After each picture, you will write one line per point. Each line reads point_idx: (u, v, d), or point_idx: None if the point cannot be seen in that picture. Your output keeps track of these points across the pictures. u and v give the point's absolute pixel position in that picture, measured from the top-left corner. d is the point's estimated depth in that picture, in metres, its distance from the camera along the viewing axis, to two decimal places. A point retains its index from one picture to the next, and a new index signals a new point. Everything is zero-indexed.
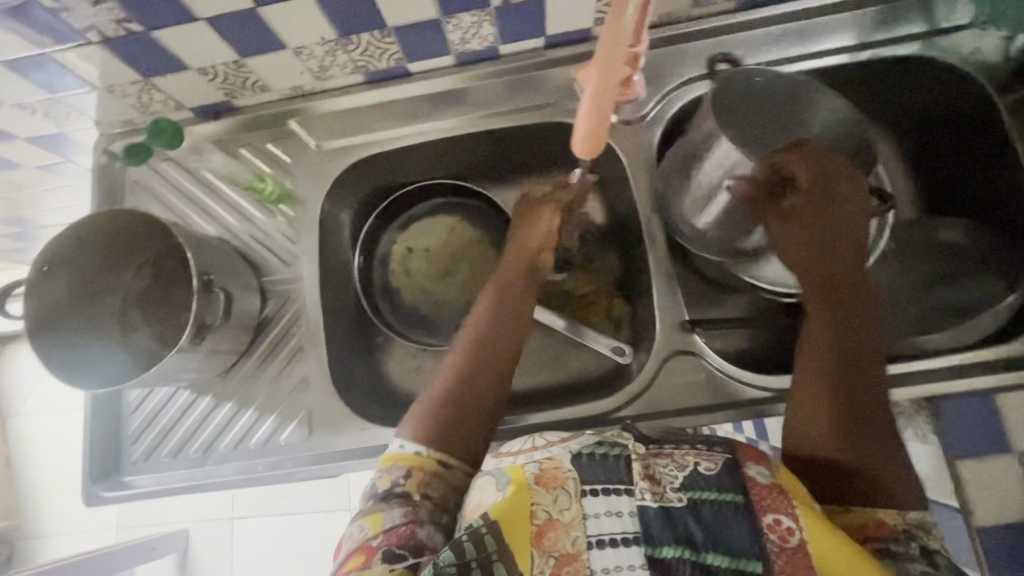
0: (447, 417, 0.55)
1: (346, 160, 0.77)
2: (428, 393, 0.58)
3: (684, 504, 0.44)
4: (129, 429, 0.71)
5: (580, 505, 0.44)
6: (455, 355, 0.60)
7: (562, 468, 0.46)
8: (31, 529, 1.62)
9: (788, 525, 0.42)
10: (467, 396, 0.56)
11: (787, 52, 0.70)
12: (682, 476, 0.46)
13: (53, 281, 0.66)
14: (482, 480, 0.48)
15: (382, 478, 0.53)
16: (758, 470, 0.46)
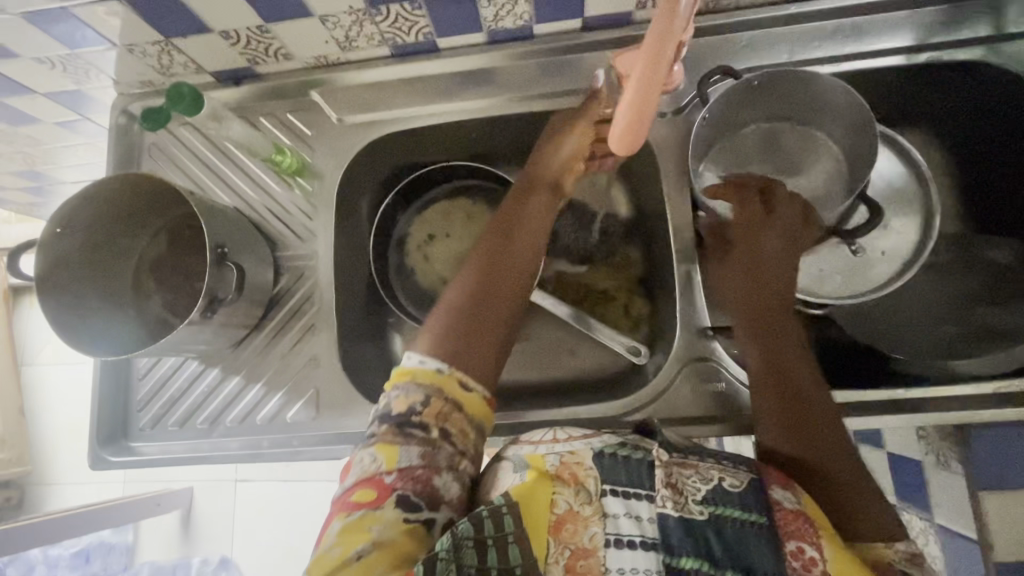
0: (468, 335, 0.51)
1: (367, 136, 0.74)
2: (446, 313, 0.53)
3: (706, 517, 0.42)
4: (138, 395, 0.71)
5: (601, 503, 0.42)
6: (467, 274, 0.57)
7: (584, 464, 0.44)
8: (43, 476, 1.66)
9: (812, 556, 0.41)
10: (483, 311, 0.53)
11: (838, 49, 0.66)
12: (705, 489, 0.44)
13: (66, 243, 0.65)
14: (503, 466, 0.47)
15: (398, 399, 0.47)
16: (782, 494, 0.44)
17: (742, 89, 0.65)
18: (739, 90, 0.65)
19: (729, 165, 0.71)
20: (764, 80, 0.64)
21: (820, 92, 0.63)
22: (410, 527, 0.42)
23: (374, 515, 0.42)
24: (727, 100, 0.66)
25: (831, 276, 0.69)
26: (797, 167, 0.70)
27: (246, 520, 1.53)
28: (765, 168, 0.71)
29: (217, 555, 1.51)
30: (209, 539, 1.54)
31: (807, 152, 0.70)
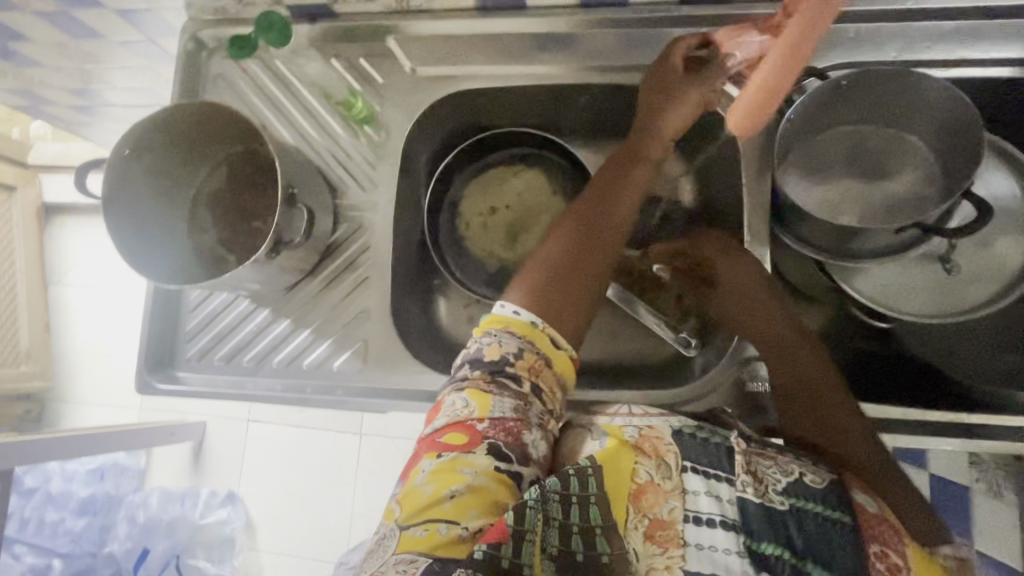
0: (558, 294, 0.51)
1: (437, 91, 0.71)
2: (540, 263, 0.53)
3: (787, 507, 0.43)
4: (187, 326, 0.72)
5: (681, 478, 0.44)
6: (560, 235, 0.55)
7: (663, 439, 0.46)
8: (59, 394, 1.68)
9: (896, 561, 0.41)
10: (575, 270, 0.53)
11: (953, 53, 0.62)
12: (786, 481, 0.44)
13: (135, 165, 0.65)
14: (577, 433, 0.49)
15: (490, 346, 0.48)
16: (864, 496, 0.45)
17: (827, 91, 0.61)
18: (824, 91, 0.61)
19: (809, 168, 0.66)
20: (852, 80, 0.60)
21: (918, 93, 0.59)
22: (501, 477, 0.43)
23: (467, 459, 0.43)
24: (809, 103, 0.62)
25: (913, 291, 0.65)
26: (885, 173, 0.65)
27: (254, 460, 1.55)
28: (849, 174, 0.65)
29: (225, 490, 1.55)
30: (218, 474, 1.57)
31: (895, 157, 0.65)
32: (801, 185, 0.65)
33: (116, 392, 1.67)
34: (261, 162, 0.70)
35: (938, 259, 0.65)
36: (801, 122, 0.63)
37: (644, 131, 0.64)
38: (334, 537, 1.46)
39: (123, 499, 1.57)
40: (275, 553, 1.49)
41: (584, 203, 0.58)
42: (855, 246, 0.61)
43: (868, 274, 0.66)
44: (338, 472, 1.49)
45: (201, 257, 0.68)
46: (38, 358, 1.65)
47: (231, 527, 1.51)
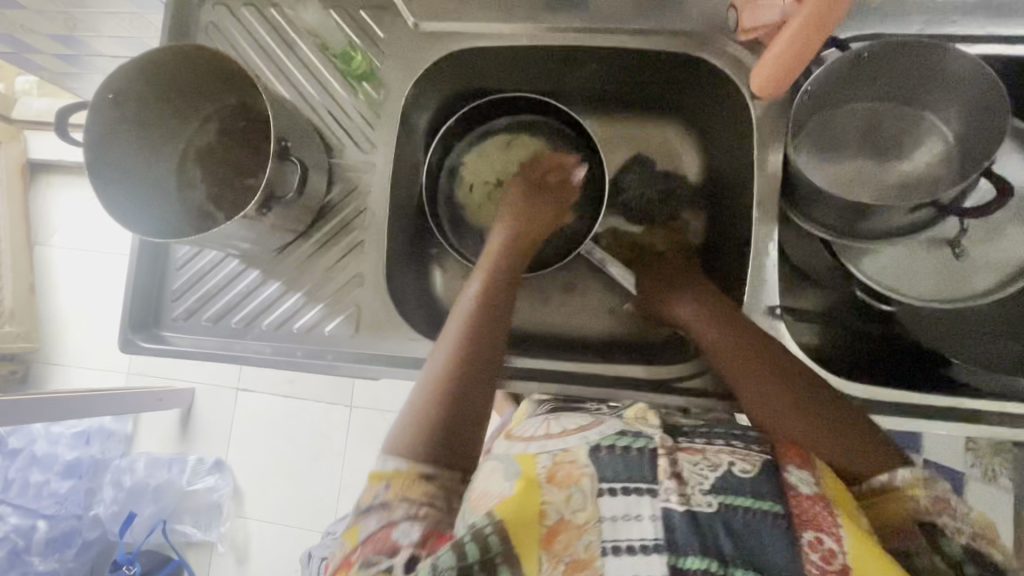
0: (438, 426, 0.50)
1: (442, 47, 0.68)
2: (403, 434, 0.50)
3: (716, 507, 0.44)
4: (174, 285, 0.69)
5: (595, 507, 0.43)
6: (447, 341, 0.56)
7: (577, 463, 0.46)
8: (45, 357, 1.65)
9: (830, 547, 0.41)
10: (454, 409, 0.51)
11: (976, 29, 0.60)
12: (713, 478, 0.46)
13: (118, 112, 0.61)
14: (489, 468, 0.47)
15: (364, 495, 0.46)
16: (799, 476, 0.46)
17: (847, 64, 0.58)
18: (844, 64, 0.58)
19: (823, 146, 0.64)
20: (873, 51, 0.57)
21: (940, 69, 0.57)
22: None
23: None
24: (828, 77, 0.59)
25: (922, 275, 0.64)
26: (900, 153, 0.63)
27: (243, 429, 1.54)
28: (864, 152, 0.64)
29: (212, 457, 1.54)
30: (206, 441, 1.56)
31: (912, 136, 0.63)
32: (812, 162, 0.63)
33: (104, 355, 1.64)
34: (254, 117, 0.67)
35: (946, 243, 0.64)
36: (817, 94, 0.61)
37: (524, 227, 0.68)
38: (321, 507, 1.46)
39: (109, 464, 1.55)
40: (262, 521, 1.49)
41: (462, 306, 0.60)
42: (866, 228, 0.59)
43: (876, 257, 0.65)
44: (326, 443, 1.49)
45: (190, 213, 0.66)
46: (23, 318, 1.62)
47: (219, 493, 1.51)
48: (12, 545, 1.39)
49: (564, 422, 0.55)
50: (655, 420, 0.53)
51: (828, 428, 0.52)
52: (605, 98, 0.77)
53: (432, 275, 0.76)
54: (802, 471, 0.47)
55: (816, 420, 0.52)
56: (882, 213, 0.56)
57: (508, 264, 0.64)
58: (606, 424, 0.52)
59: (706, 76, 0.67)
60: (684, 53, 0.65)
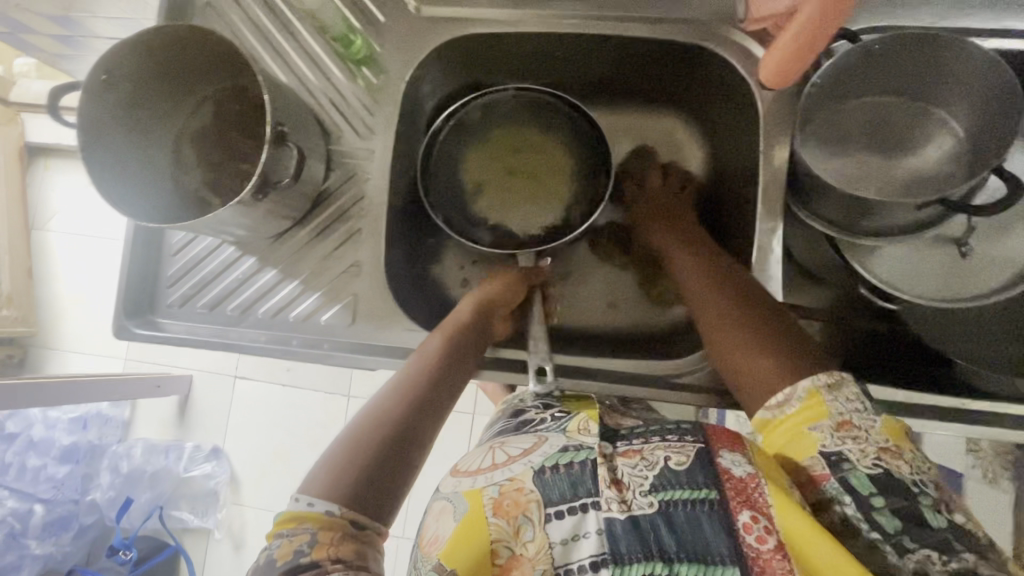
0: (376, 462, 0.50)
1: (444, 33, 0.66)
2: (333, 456, 0.51)
3: (655, 507, 0.47)
4: (168, 272, 0.68)
5: (545, 532, 0.47)
6: (407, 372, 0.59)
7: (523, 490, 0.49)
8: (44, 341, 1.64)
9: (766, 526, 0.44)
10: (389, 444, 0.52)
11: (989, 22, 0.58)
12: (651, 477, 0.49)
13: (112, 92, 0.60)
14: (439, 508, 0.51)
15: (281, 549, 0.44)
16: (732, 459, 0.48)
17: (857, 55, 0.57)
18: (855, 55, 0.57)
19: (830, 139, 0.63)
20: (885, 45, 0.56)
21: (954, 61, 0.55)
22: None
23: None
24: (838, 67, 0.58)
25: (926, 274, 0.63)
26: (908, 147, 0.62)
27: (240, 418, 1.54)
28: (870, 146, 0.62)
29: (209, 445, 1.54)
30: (204, 429, 1.56)
31: (920, 131, 0.62)
32: (821, 155, 0.62)
33: (102, 341, 1.63)
34: (252, 101, 0.65)
35: (952, 241, 0.63)
36: (826, 85, 0.59)
37: (497, 295, 0.69)
38: None
39: (107, 449, 1.56)
40: (259, 509, 1.49)
41: (413, 367, 0.59)
42: (871, 223, 0.58)
43: (882, 254, 0.64)
44: (323, 433, 1.48)
45: (184, 198, 0.64)
46: (21, 303, 1.61)
47: (215, 481, 1.51)
48: (9, 528, 1.38)
49: (509, 444, 0.56)
50: (596, 429, 0.54)
51: (775, 352, 0.53)
52: (608, 89, 0.76)
53: (430, 266, 0.75)
54: (735, 454, 0.48)
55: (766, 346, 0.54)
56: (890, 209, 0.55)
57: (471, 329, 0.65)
58: (548, 442, 0.54)
59: (713, 66, 0.65)
60: (694, 43, 0.64)
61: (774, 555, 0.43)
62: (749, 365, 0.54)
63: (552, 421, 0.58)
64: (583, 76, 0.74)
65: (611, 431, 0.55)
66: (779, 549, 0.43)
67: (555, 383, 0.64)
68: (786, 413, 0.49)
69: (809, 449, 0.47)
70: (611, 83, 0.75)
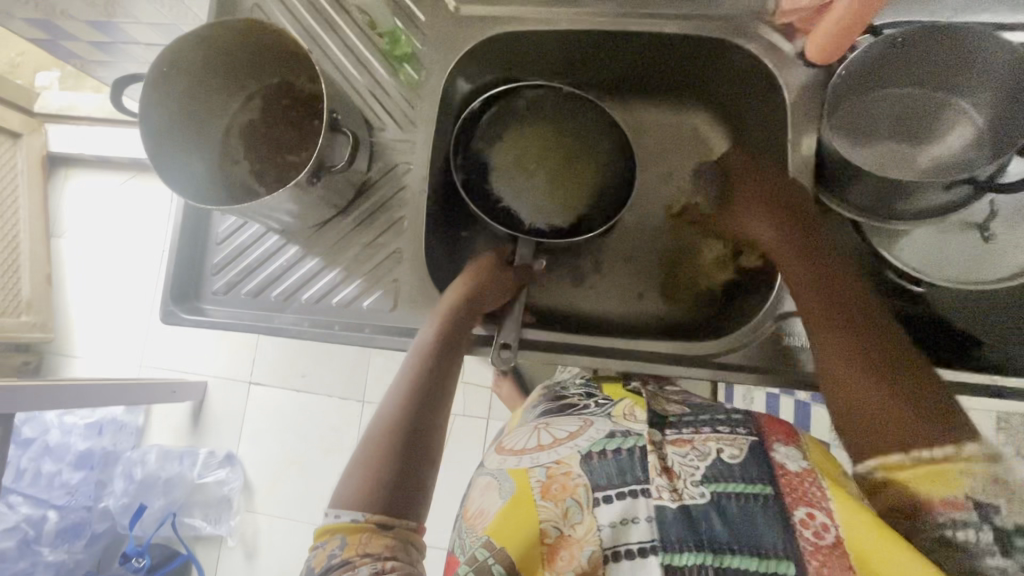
0: (383, 463, 0.51)
1: (480, 31, 0.70)
2: (352, 470, 0.52)
3: (709, 498, 0.49)
4: (213, 260, 0.70)
5: (594, 515, 0.50)
6: (406, 370, 0.60)
7: (571, 475, 0.52)
8: (61, 346, 1.65)
9: (823, 522, 0.45)
10: (394, 444, 0.53)
11: (1007, 16, 0.61)
12: (703, 469, 0.52)
13: (170, 85, 0.63)
14: (487, 483, 0.55)
15: (316, 557, 0.47)
16: (786, 453, 0.52)
17: (882, 47, 0.60)
18: (880, 47, 0.59)
19: (856, 130, 0.65)
20: (908, 38, 0.59)
21: (976, 53, 0.58)
22: None
23: None
24: (862, 60, 0.61)
25: (953, 259, 0.64)
26: (930, 137, 0.64)
27: (256, 422, 1.54)
28: (893, 136, 0.65)
29: (224, 450, 1.53)
30: (219, 433, 1.55)
31: (940, 122, 0.64)
32: (847, 143, 0.64)
33: (118, 346, 1.64)
34: (298, 95, 0.68)
35: (975, 226, 0.65)
36: (851, 77, 0.62)
37: (484, 283, 0.66)
38: None
39: (120, 456, 1.55)
40: (273, 515, 1.48)
41: (409, 365, 0.60)
42: (900, 207, 0.60)
43: (908, 239, 0.66)
44: (340, 437, 1.48)
45: (233, 187, 0.67)
46: (39, 309, 1.62)
47: (229, 487, 1.50)
48: (23, 535, 1.36)
49: (553, 426, 0.60)
50: (641, 415, 0.58)
51: (902, 397, 0.49)
52: (635, 87, 0.79)
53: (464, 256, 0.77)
54: (789, 450, 0.53)
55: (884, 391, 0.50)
56: (917, 191, 0.58)
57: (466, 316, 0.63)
58: (595, 427, 0.57)
59: (740, 62, 0.68)
60: (720, 39, 0.67)
61: (831, 550, 0.44)
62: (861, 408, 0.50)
63: (597, 407, 0.62)
64: (611, 74, 0.77)
65: (659, 418, 0.59)
66: (840, 546, 0.44)
67: (513, 361, 0.65)
68: (914, 460, 0.46)
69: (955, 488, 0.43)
70: (638, 81, 0.78)
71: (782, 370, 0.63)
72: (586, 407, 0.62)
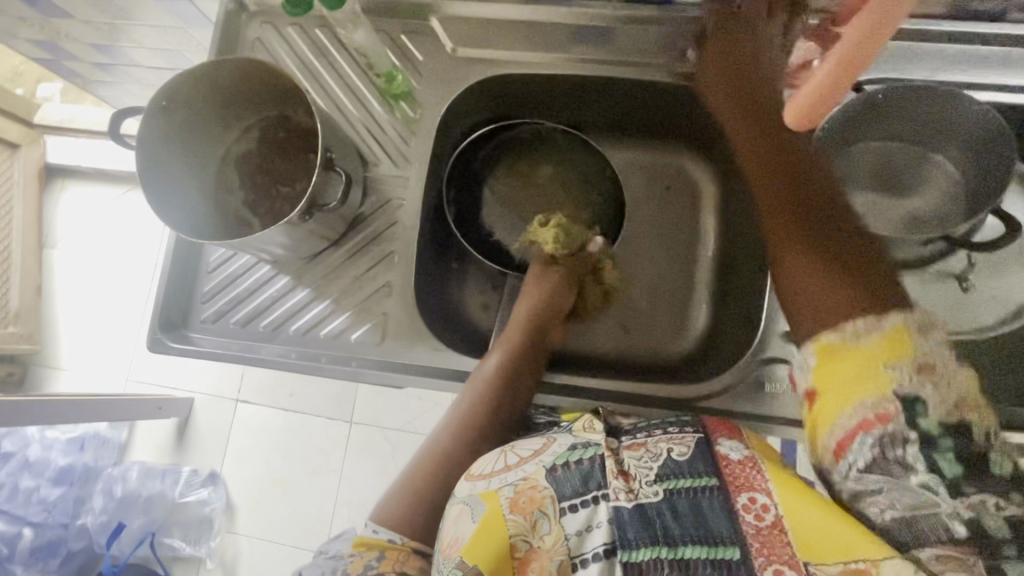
0: (432, 497, 0.59)
1: (475, 72, 0.71)
2: (405, 492, 0.60)
3: (661, 496, 0.46)
4: (203, 288, 0.71)
5: (560, 527, 0.46)
6: (469, 397, 0.64)
7: (537, 487, 0.47)
8: (47, 358, 1.63)
9: (763, 503, 0.43)
10: (452, 479, 0.60)
11: (982, 78, 0.64)
12: (656, 468, 0.48)
13: (171, 117, 0.64)
14: (456, 512, 0.49)
15: (354, 563, 0.53)
16: (730, 446, 0.49)
17: (861, 103, 0.62)
18: (858, 104, 0.62)
19: (838, 180, 0.67)
20: (886, 95, 0.61)
21: (951, 113, 0.61)
22: None
23: None
24: (843, 115, 0.63)
25: (929, 308, 0.66)
26: (910, 190, 0.66)
27: (241, 441, 1.51)
28: (875, 187, 0.67)
29: (208, 469, 1.51)
30: (203, 451, 1.53)
31: (920, 176, 0.66)
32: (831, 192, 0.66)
33: (105, 359, 1.61)
34: (296, 129, 0.70)
35: (955, 277, 0.66)
36: (834, 131, 0.64)
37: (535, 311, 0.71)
38: (315, 524, 1.43)
39: (101, 472, 1.51)
40: (254, 538, 1.45)
41: (470, 398, 0.63)
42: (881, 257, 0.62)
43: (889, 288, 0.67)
44: (325, 459, 1.46)
45: (226, 217, 0.68)
46: (27, 320, 1.59)
47: (211, 507, 1.47)
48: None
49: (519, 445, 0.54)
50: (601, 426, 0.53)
51: (846, 291, 0.46)
52: (629, 127, 0.81)
53: (454, 290, 0.77)
54: (733, 442, 0.49)
55: (831, 274, 0.48)
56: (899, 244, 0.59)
57: (523, 352, 0.67)
58: (558, 442, 0.52)
59: None
60: None
61: (770, 531, 0.41)
62: (800, 277, 0.50)
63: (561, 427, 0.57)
64: (604, 116, 0.79)
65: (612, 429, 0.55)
66: (779, 526, 0.41)
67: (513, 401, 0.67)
68: (863, 345, 0.43)
69: (883, 388, 0.41)
70: (630, 123, 0.80)
71: (766, 418, 0.63)
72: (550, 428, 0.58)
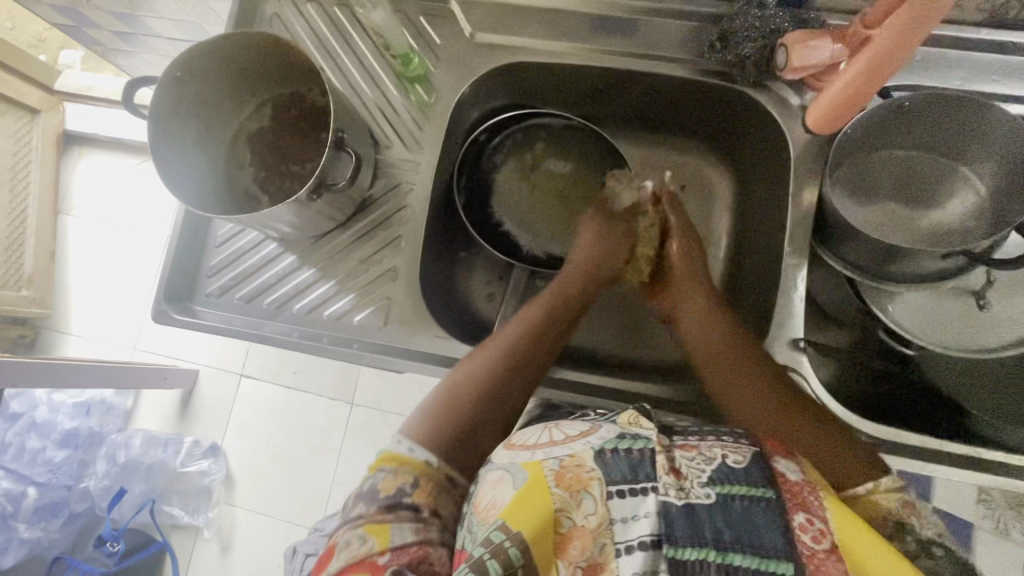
0: (455, 419, 0.56)
1: (493, 58, 0.70)
2: (435, 407, 0.57)
3: (715, 499, 0.42)
4: (210, 262, 0.71)
5: (607, 508, 0.42)
6: (514, 330, 0.63)
7: (585, 466, 0.44)
8: (57, 323, 1.65)
9: (820, 528, 0.40)
10: (482, 405, 0.58)
11: (1014, 90, 0.62)
12: (709, 471, 0.44)
13: (184, 88, 0.64)
14: (495, 480, 0.47)
15: (385, 482, 0.50)
16: (786, 465, 0.45)
17: (889, 109, 0.60)
18: (887, 110, 0.60)
19: (859, 187, 0.65)
20: (916, 102, 0.59)
21: (982, 125, 0.58)
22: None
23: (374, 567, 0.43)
24: (869, 121, 0.61)
25: (940, 323, 0.65)
26: (931, 201, 0.65)
27: (242, 416, 1.53)
28: (895, 196, 0.65)
29: (208, 440, 1.52)
30: (205, 424, 1.54)
31: (944, 187, 0.64)
32: (850, 200, 0.65)
33: (113, 327, 1.63)
34: (308, 108, 0.69)
35: (971, 293, 0.65)
36: (855, 140, 0.63)
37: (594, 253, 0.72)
38: (311, 503, 1.44)
39: (105, 437, 1.53)
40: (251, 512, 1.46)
41: (518, 330, 0.63)
42: (894, 270, 0.61)
43: (901, 301, 0.66)
44: (323, 439, 1.47)
45: (237, 194, 0.68)
46: (40, 284, 1.61)
47: (211, 479, 1.48)
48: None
49: (564, 426, 0.52)
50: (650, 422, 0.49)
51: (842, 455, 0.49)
52: (646, 123, 0.80)
53: (461, 278, 0.77)
54: (789, 463, 0.46)
55: (815, 430, 0.52)
56: (916, 258, 0.58)
57: (570, 303, 0.68)
58: (604, 429, 0.49)
59: (738, 105, 0.69)
60: (731, 88, 0.67)
61: (826, 555, 0.39)
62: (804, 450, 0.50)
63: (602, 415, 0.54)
64: (621, 110, 0.78)
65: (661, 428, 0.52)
66: (834, 552, 0.39)
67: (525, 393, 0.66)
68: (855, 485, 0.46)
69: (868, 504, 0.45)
70: (646, 120, 0.79)
71: None
72: (589, 416, 0.55)
